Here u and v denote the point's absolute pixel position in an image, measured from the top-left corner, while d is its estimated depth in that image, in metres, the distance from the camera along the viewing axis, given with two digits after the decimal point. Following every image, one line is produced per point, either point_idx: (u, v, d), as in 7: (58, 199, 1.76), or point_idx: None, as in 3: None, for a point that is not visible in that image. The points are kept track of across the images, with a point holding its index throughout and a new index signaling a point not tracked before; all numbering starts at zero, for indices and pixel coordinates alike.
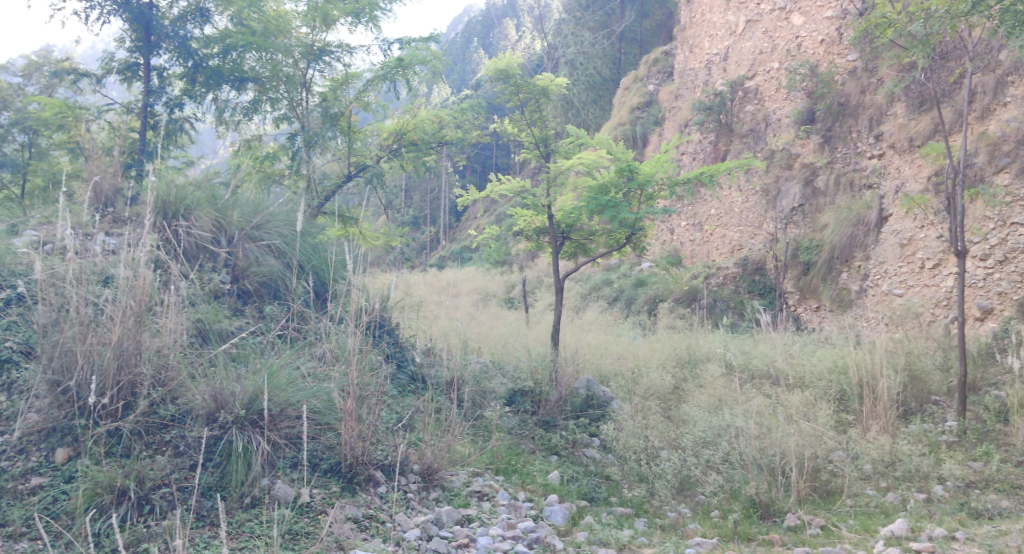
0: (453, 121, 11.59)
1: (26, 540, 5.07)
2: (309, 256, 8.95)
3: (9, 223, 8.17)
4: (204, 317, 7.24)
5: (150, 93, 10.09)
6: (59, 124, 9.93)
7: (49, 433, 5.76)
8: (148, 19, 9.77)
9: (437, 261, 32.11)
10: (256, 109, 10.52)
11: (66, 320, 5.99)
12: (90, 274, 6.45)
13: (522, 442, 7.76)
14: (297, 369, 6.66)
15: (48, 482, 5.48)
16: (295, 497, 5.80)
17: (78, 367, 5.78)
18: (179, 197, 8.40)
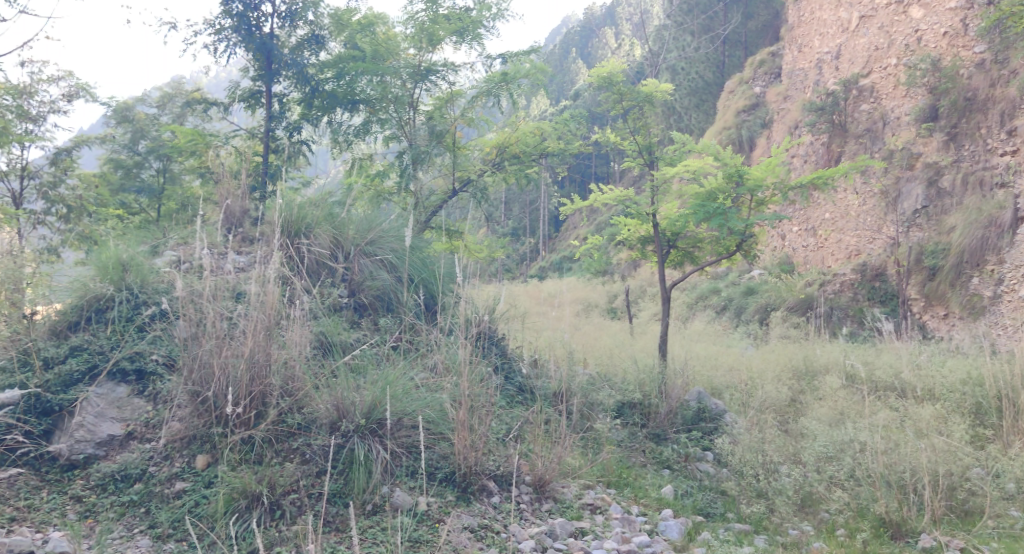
0: (555, 132, 11.66)
1: (173, 542, 5.45)
2: (420, 270, 9.20)
3: (151, 244, 8.83)
4: (325, 329, 7.56)
5: (271, 118, 10.57)
6: (192, 150, 10.55)
7: (190, 440, 6.17)
8: (270, 49, 10.30)
9: (539, 272, 32.29)
10: (367, 130, 10.88)
11: (204, 335, 6.39)
12: (224, 290, 6.88)
13: (633, 456, 7.67)
14: (411, 380, 6.85)
15: (191, 486, 5.86)
16: (413, 505, 5.98)
17: (215, 379, 6.14)
18: (301, 216, 8.83)
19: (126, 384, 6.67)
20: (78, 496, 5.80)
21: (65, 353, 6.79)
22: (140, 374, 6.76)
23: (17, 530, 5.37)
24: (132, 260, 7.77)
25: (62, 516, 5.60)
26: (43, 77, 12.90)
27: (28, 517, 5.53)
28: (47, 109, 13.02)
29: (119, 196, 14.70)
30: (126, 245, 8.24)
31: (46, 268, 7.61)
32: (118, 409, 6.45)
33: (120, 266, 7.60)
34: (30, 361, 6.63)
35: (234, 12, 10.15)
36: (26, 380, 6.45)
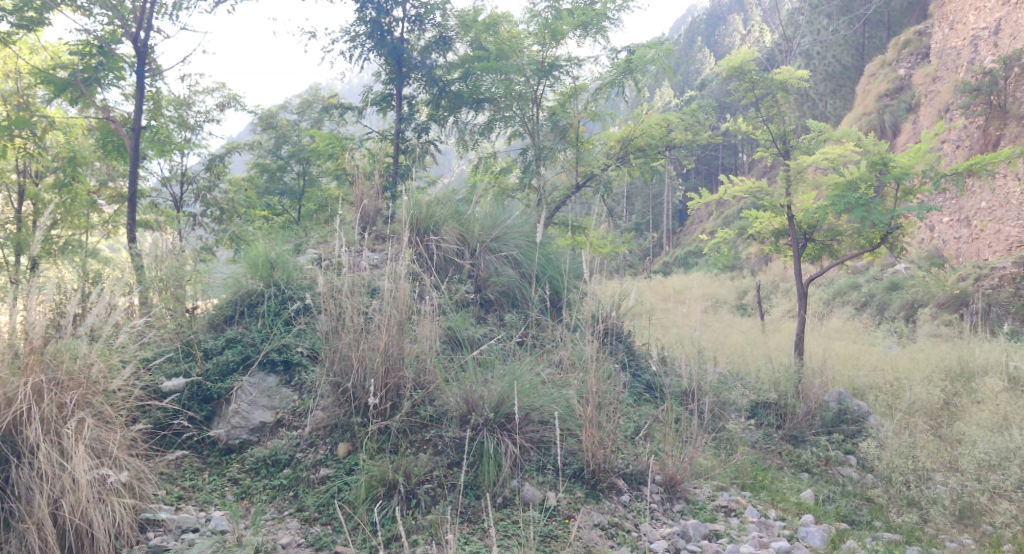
0: (682, 123, 11.38)
1: (319, 525, 5.75)
2: (544, 265, 9.23)
3: (294, 243, 9.34)
4: (454, 324, 7.70)
5: (401, 121, 10.77)
6: (330, 153, 11.04)
7: (332, 429, 6.49)
8: (400, 53, 10.36)
9: (663, 268, 31.77)
10: (491, 128, 11.22)
11: (344, 328, 6.71)
12: (361, 286, 7.17)
13: (768, 458, 7.40)
14: (537, 376, 6.87)
15: (333, 473, 6.16)
16: (542, 500, 6.03)
17: (354, 371, 6.47)
18: (429, 214, 9.05)
19: (275, 374, 7.08)
20: (235, 478, 6.22)
21: (222, 345, 7.31)
22: (287, 365, 7.17)
23: (184, 508, 5.81)
24: (279, 258, 8.23)
25: (222, 497, 6.00)
26: (200, 88, 13.89)
27: (193, 496, 5.98)
28: (203, 118, 14.01)
29: (264, 198, 15.63)
30: (273, 244, 8.77)
31: (202, 265, 8.20)
32: (268, 397, 6.86)
33: (268, 263, 8.07)
34: (192, 352, 7.16)
35: (368, 19, 10.35)
36: (189, 369, 6.99)
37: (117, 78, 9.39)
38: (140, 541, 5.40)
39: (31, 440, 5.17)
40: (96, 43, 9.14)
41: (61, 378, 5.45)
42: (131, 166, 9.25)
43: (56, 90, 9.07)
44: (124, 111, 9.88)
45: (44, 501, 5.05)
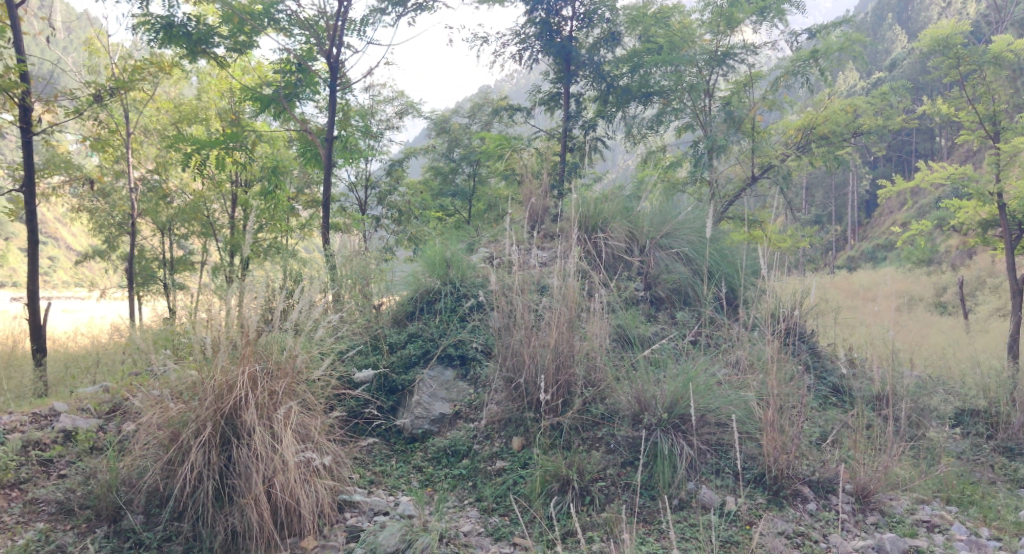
0: (871, 108, 10.70)
1: (497, 516, 5.92)
2: (718, 262, 8.92)
3: (468, 242, 9.66)
4: (624, 322, 7.62)
5: (568, 119, 10.74)
6: (501, 153, 11.30)
7: (507, 422, 6.66)
8: (568, 52, 10.31)
9: (847, 264, 29.84)
10: (661, 122, 11.00)
11: (515, 325, 6.89)
12: (531, 284, 7.30)
13: (977, 471, 6.74)
14: (713, 376, 6.66)
15: (509, 466, 6.31)
16: (720, 505, 5.85)
17: (525, 367, 6.61)
18: (597, 212, 9.01)
19: (452, 368, 7.37)
20: (419, 465, 6.53)
21: (405, 340, 7.71)
22: (463, 359, 7.44)
23: (375, 492, 6.18)
24: (454, 257, 8.50)
25: (408, 483, 6.33)
26: (382, 98, 14.68)
27: (383, 481, 6.34)
28: (384, 126, 14.81)
29: (438, 200, 16.26)
30: (448, 244, 9.10)
31: (385, 264, 8.66)
32: (447, 390, 7.15)
33: (444, 262, 8.39)
34: (379, 346, 7.63)
35: (537, 20, 10.45)
36: (377, 361, 7.46)
37: (313, 92, 10.17)
38: (338, 521, 5.81)
39: (248, 424, 5.65)
40: (295, 61, 9.93)
41: (271, 367, 5.94)
42: (324, 173, 9.97)
43: (261, 106, 9.93)
44: (318, 123, 10.66)
45: (260, 479, 5.53)
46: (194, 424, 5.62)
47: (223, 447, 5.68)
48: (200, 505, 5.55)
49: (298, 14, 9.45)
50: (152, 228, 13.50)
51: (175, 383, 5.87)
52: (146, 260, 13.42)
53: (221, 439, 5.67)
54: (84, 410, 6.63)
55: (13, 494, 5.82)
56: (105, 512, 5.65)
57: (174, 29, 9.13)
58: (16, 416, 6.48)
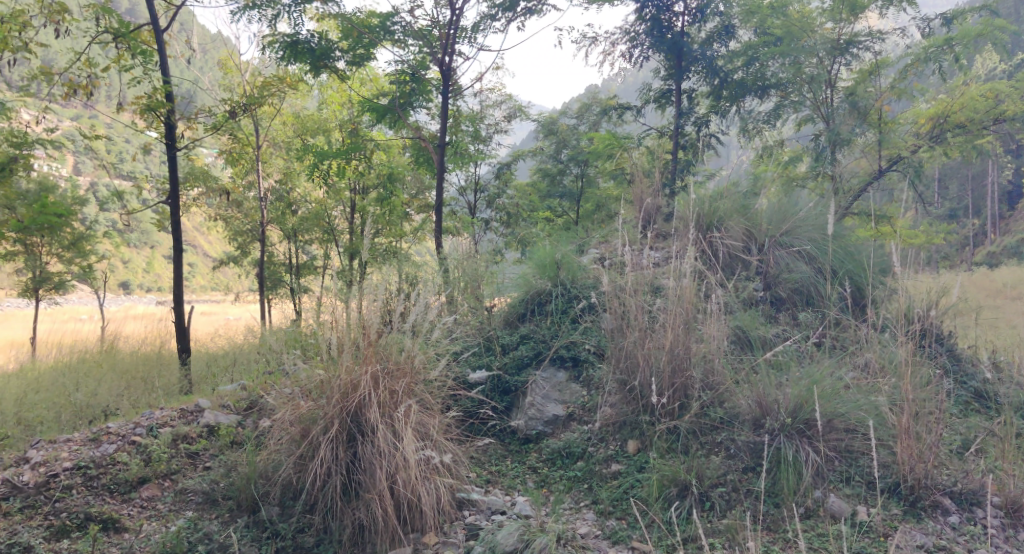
0: (1014, 92, 9.95)
1: (614, 519, 5.88)
2: (844, 260, 8.51)
3: (579, 242, 9.65)
4: (743, 323, 7.40)
5: (681, 115, 10.59)
6: (611, 154, 11.26)
7: (622, 425, 6.61)
8: (680, 47, 10.18)
9: (986, 260, 27.81)
10: (779, 114, 10.66)
11: (629, 327, 6.84)
12: (644, 285, 7.22)
13: None
14: (840, 380, 6.38)
15: (625, 469, 6.26)
16: (851, 514, 5.60)
17: (640, 369, 6.56)
18: (713, 209, 8.81)
19: (565, 370, 7.38)
20: (534, 466, 6.58)
21: (517, 341, 7.80)
22: (576, 361, 7.44)
23: (492, 491, 6.27)
24: (564, 258, 8.52)
25: (524, 483, 6.39)
26: (490, 102, 14.87)
27: (500, 480, 6.43)
28: (492, 130, 15.02)
29: (547, 202, 16.34)
30: (559, 245, 9.13)
31: (495, 266, 8.79)
32: (560, 392, 7.18)
33: (555, 263, 8.42)
34: (492, 347, 7.76)
35: (648, 17, 10.20)
36: (490, 362, 7.55)
37: (426, 100, 10.47)
38: (458, 518, 5.93)
39: (371, 422, 5.88)
40: (409, 70, 10.20)
41: (391, 367, 6.14)
42: (438, 177, 10.23)
43: (378, 116, 10.30)
44: (431, 129, 10.90)
45: (383, 476, 5.74)
46: (322, 421, 5.89)
47: (349, 444, 5.92)
48: (330, 498, 5.81)
49: (412, 24, 9.74)
50: (280, 235, 14.25)
51: (305, 382, 6.18)
52: (274, 266, 14.16)
53: (347, 436, 5.92)
54: (225, 407, 7.08)
55: (165, 484, 6.24)
56: (244, 503, 5.93)
57: (299, 46, 9.60)
58: (165, 412, 6.96)
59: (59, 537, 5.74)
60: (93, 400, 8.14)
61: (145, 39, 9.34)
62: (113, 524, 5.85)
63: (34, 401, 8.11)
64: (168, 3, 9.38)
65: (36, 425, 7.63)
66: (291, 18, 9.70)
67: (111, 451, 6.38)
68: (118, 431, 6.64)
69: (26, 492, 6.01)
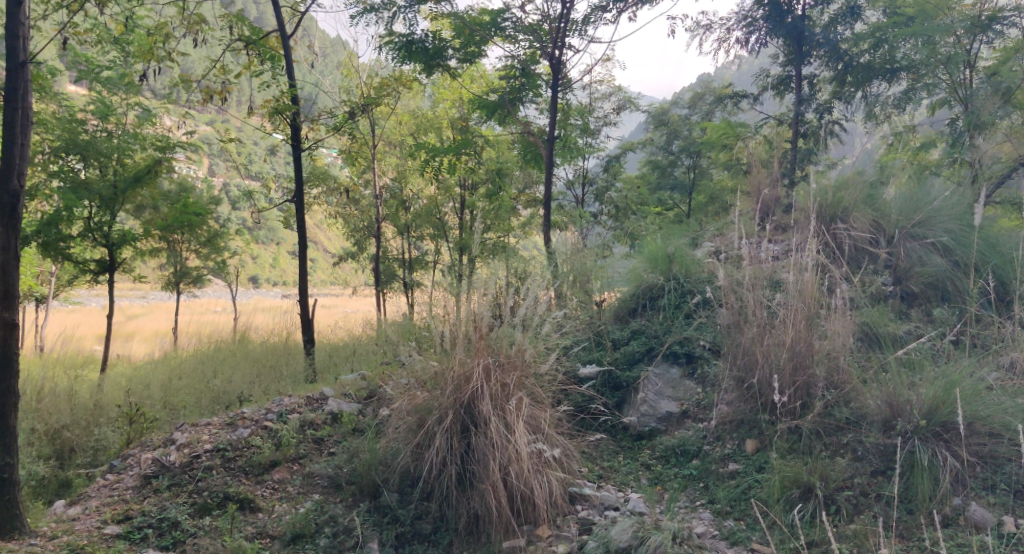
0: None
1: (732, 520, 5.71)
2: (987, 252, 7.91)
3: (691, 236, 9.44)
4: (871, 319, 7.03)
5: (801, 102, 10.23)
6: (725, 144, 10.99)
7: (739, 424, 6.42)
8: (800, 31, 9.82)
9: None
10: (910, 99, 9.94)
11: (746, 323, 6.63)
12: (763, 279, 6.99)
13: None
14: (981, 380, 5.96)
15: (743, 469, 6.08)
16: (996, 525, 5.22)
17: (759, 366, 6.35)
18: (837, 200, 8.42)
19: (678, 366, 7.25)
20: (648, 463, 6.49)
21: (628, 336, 7.73)
22: (690, 357, 7.28)
23: (605, 487, 6.23)
24: (677, 251, 8.40)
25: (637, 480, 6.31)
26: (600, 94, 14.70)
27: (612, 476, 6.38)
28: (601, 123, 14.76)
29: (657, 194, 16.10)
30: (671, 239, 8.98)
31: (605, 260, 8.74)
32: (673, 389, 7.05)
33: (668, 257, 8.30)
34: (603, 342, 7.73)
35: (767, 2, 9.90)
36: (601, 357, 7.52)
37: (535, 95, 10.52)
38: (571, 512, 5.93)
39: (484, 414, 5.95)
40: (520, 66, 10.25)
41: (502, 360, 6.21)
42: (547, 171, 10.23)
43: (489, 113, 10.44)
44: (539, 124, 10.91)
45: (496, 467, 5.79)
46: (437, 412, 6.02)
47: (463, 434, 6.03)
48: (445, 488, 5.93)
49: (523, 20, 9.79)
50: (394, 231, 14.67)
51: (420, 373, 6.34)
52: (389, 261, 14.60)
53: (461, 427, 6.02)
54: (347, 396, 7.42)
55: (293, 467, 6.54)
56: (366, 488, 6.14)
57: (414, 46, 9.84)
58: (293, 400, 7.39)
59: (201, 514, 6.07)
60: (229, 387, 8.69)
61: (273, 45, 9.80)
62: (248, 504, 6.13)
63: (178, 387, 8.75)
64: (293, 10, 9.82)
65: (180, 409, 8.20)
66: (407, 19, 9.97)
67: (246, 435, 6.82)
68: (252, 417, 7.13)
69: (173, 471, 6.49)
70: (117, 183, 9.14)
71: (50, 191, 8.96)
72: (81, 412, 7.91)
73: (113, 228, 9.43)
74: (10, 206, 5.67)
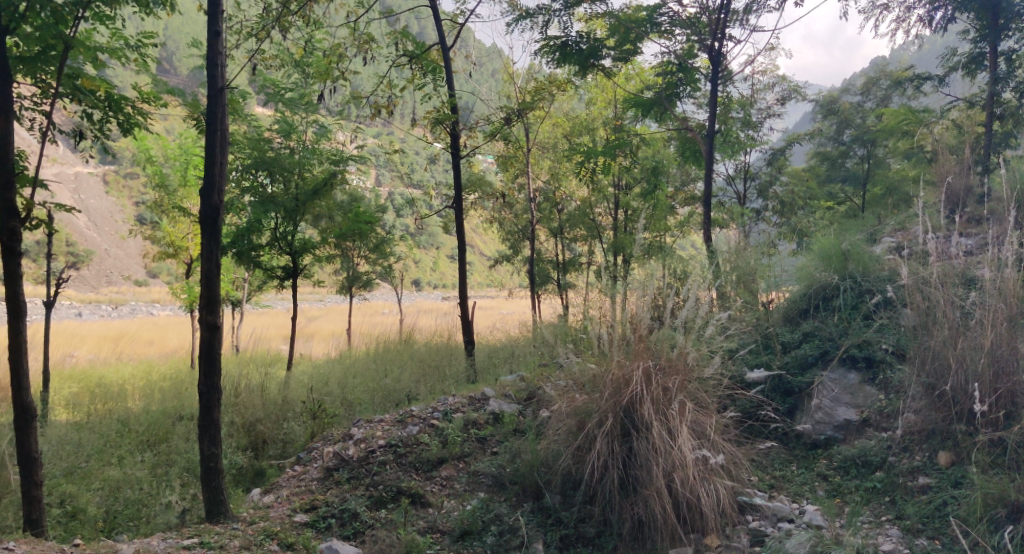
0: None
1: (924, 538, 5.25)
2: None
3: (868, 231, 8.83)
4: None
5: (996, 81, 9.25)
6: (906, 131, 10.23)
7: (929, 434, 5.93)
8: (996, 3, 8.83)
9: None
10: None
11: (936, 324, 6.09)
12: (955, 276, 6.41)
13: None
14: None
15: (936, 483, 5.60)
16: None
17: (953, 372, 5.83)
18: None
19: (857, 371, 6.78)
20: (824, 474, 6.12)
21: (799, 339, 7.33)
22: (869, 362, 6.80)
23: (776, 497, 5.95)
24: (853, 248, 7.90)
25: (813, 491, 5.97)
26: (761, 86, 14.06)
27: (785, 486, 6.07)
28: (764, 116, 14.11)
29: (827, 187, 15.26)
30: (845, 236, 8.45)
31: (770, 259, 8.37)
32: (852, 395, 6.61)
33: (842, 255, 7.82)
34: (772, 345, 7.38)
35: None
36: (770, 361, 7.18)
37: (693, 89, 10.25)
38: (741, 522, 5.71)
39: (645, 418, 5.83)
40: (676, 61, 9.99)
41: (663, 363, 6.07)
42: (706, 168, 9.91)
43: (645, 110, 10.28)
44: (698, 119, 10.62)
45: (661, 473, 5.66)
46: (597, 415, 5.96)
47: (625, 439, 5.93)
48: (608, 492, 5.86)
49: (680, 14, 9.57)
50: (549, 233, 14.80)
51: (579, 376, 6.32)
52: (543, 263, 14.71)
53: (622, 432, 5.93)
54: (508, 397, 7.57)
55: (459, 465, 6.72)
56: (530, 489, 6.20)
57: (569, 48, 9.88)
58: (457, 399, 7.64)
59: (377, 507, 6.36)
60: (398, 385, 9.12)
61: (434, 58, 10.18)
62: (419, 499, 6.36)
63: (352, 385, 9.29)
64: (452, 22, 10.16)
65: (355, 405, 8.71)
66: (561, 22, 10.02)
67: (415, 432, 7.12)
68: (420, 415, 7.43)
69: (351, 464, 6.88)
70: (298, 195, 9.82)
71: (243, 205, 9.83)
72: (272, 406, 8.57)
73: (295, 237, 10.16)
74: (212, 219, 6.22)
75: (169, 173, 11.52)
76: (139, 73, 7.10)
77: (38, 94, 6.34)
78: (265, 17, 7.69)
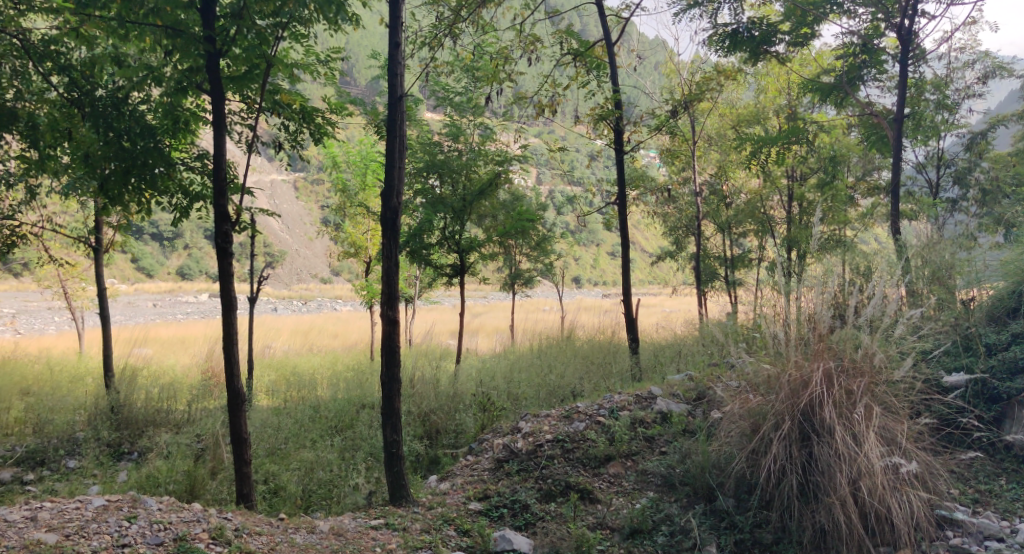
0: None
1: None
2: None
3: None
4: None
5: None
6: None
7: None
8: None
9: None
10: None
11: None
12: None
13: None
14: None
15: None
16: None
17: None
18: None
19: None
20: None
21: (1007, 341, 6.63)
22: None
23: (981, 512, 5.49)
24: None
25: None
26: (959, 64, 12.89)
27: (991, 501, 5.57)
28: (963, 96, 12.89)
29: None
30: None
31: (968, 253, 7.65)
32: None
33: None
34: (973, 346, 6.74)
35: None
36: (971, 364, 6.57)
37: (879, 72, 9.57)
38: (939, 537, 5.33)
39: (827, 422, 5.51)
40: (859, 42, 9.36)
41: (847, 365, 5.72)
42: (893, 156, 9.22)
43: (824, 96, 9.75)
44: (885, 104, 9.92)
45: (845, 481, 5.36)
46: (773, 417, 5.69)
47: (804, 443, 5.63)
48: (786, 497, 5.58)
49: None
50: (715, 229, 14.34)
51: (752, 376, 6.04)
52: (709, 259, 14.21)
53: (800, 435, 5.63)
54: (676, 396, 7.43)
55: (627, 463, 6.67)
56: (701, 491, 6.04)
57: (740, 36, 9.51)
58: (623, 397, 7.60)
59: (547, 500, 6.45)
60: (563, 381, 9.21)
61: (599, 54, 10.21)
62: (588, 495, 6.38)
63: (518, 380, 9.47)
64: (618, 17, 10.11)
65: (522, 400, 8.90)
66: (731, 10, 9.69)
67: (582, 428, 7.16)
68: (586, 411, 7.46)
69: (520, 457, 7.02)
70: (465, 195, 10.21)
71: (415, 206, 10.30)
72: (444, 398, 8.94)
73: (463, 235, 10.48)
74: (391, 220, 6.57)
75: (350, 177, 12.29)
76: (327, 84, 7.62)
77: (244, 110, 6.97)
78: (438, 25, 8.02)
